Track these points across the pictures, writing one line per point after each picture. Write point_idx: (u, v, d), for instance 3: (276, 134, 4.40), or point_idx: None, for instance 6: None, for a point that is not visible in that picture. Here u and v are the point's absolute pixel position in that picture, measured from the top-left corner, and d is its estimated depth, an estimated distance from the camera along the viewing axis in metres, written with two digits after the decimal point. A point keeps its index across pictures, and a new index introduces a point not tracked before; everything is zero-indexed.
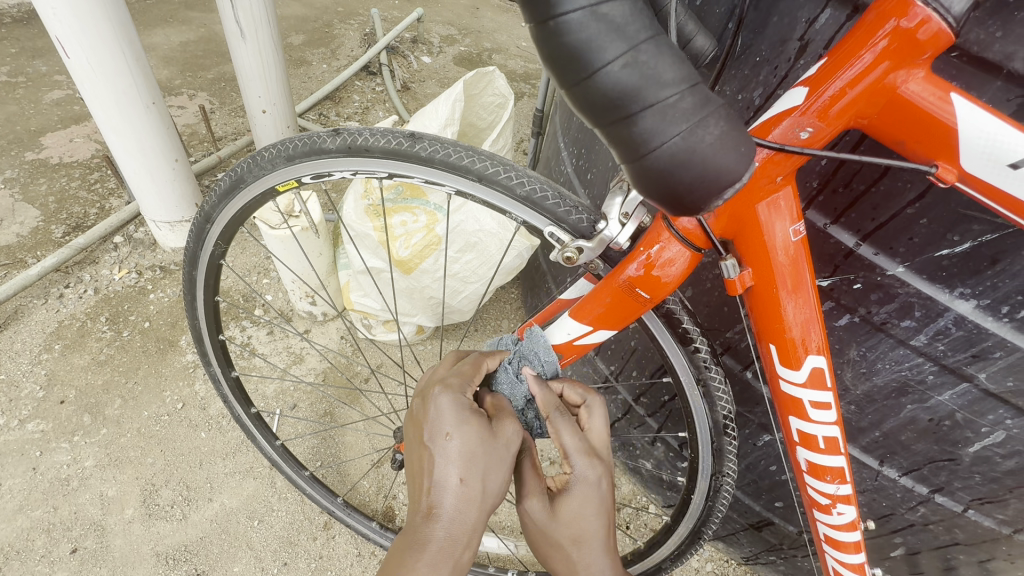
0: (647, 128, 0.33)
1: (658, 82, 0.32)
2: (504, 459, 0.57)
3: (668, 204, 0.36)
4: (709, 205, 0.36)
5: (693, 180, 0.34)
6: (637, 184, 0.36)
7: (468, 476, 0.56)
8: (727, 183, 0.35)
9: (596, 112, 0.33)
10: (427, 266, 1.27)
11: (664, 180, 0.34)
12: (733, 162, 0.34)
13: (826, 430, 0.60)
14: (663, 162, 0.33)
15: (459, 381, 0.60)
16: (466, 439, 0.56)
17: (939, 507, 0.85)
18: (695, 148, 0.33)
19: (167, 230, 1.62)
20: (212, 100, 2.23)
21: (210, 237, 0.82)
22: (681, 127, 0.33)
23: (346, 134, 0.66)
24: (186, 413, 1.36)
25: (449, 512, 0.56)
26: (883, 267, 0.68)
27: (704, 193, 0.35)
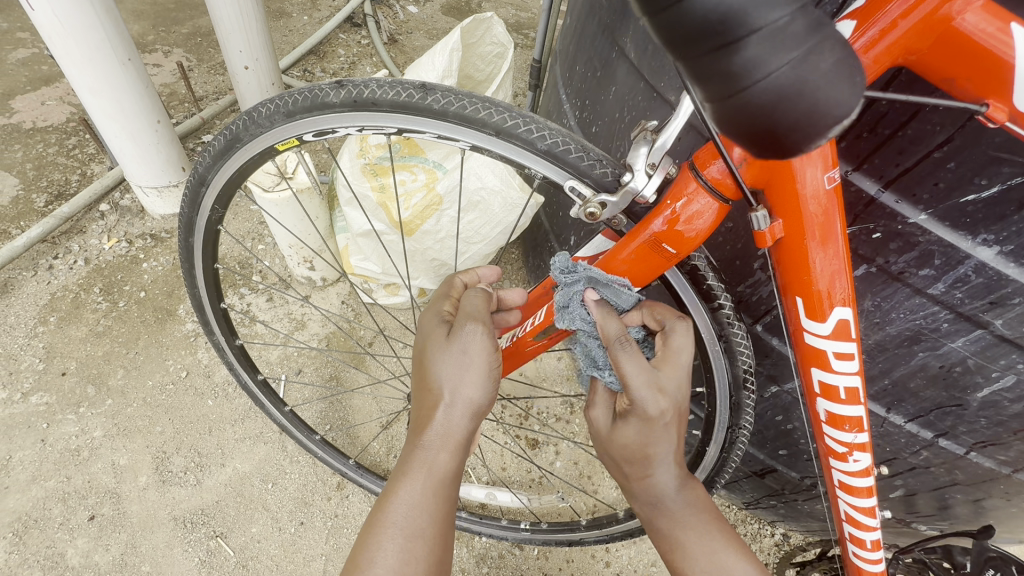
0: (752, 57, 0.29)
1: (766, 3, 0.29)
2: (469, 361, 0.63)
3: (760, 145, 0.33)
4: (806, 146, 0.33)
5: (797, 118, 0.31)
6: (725, 124, 0.33)
7: (443, 377, 0.63)
8: (833, 121, 0.32)
9: (688, 39, 0.30)
10: (429, 227, 1.25)
11: (763, 118, 0.31)
12: (843, 95, 0.31)
13: (847, 380, 0.60)
14: (769, 96, 0.30)
15: (435, 302, 0.69)
16: (439, 346, 0.64)
17: (942, 451, 0.87)
18: (807, 79, 0.30)
19: (155, 196, 1.56)
20: (189, 57, 2.12)
21: (206, 202, 0.79)
22: (791, 55, 0.29)
23: (350, 86, 0.62)
24: (191, 381, 1.36)
25: (433, 425, 0.63)
26: (904, 215, 0.67)
27: (808, 132, 0.32)
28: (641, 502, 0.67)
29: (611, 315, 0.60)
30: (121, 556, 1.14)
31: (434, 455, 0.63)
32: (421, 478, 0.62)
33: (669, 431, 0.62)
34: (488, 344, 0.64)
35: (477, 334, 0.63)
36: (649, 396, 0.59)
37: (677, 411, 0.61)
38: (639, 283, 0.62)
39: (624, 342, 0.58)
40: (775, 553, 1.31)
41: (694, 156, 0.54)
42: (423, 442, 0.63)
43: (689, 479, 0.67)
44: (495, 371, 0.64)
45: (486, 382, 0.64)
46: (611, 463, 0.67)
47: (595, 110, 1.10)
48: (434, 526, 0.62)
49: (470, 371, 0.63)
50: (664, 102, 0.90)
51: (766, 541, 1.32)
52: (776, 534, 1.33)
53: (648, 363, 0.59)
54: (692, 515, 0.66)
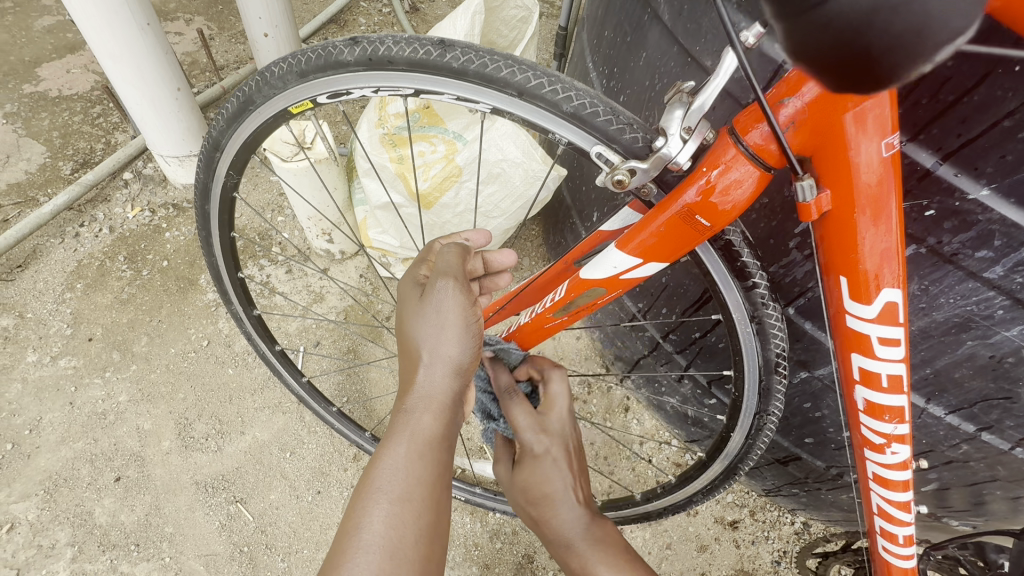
0: None
1: None
2: (443, 317, 0.65)
3: (850, 75, 0.30)
4: (908, 74, 0.30)
5: (900, 34, 0.28)
6: (810, 50, 0.30)
7: (420, 335, 0.65)
8: (945, 40, 0.28)
9: None
10: (448, 200, 1.23)
11: (858, 35, 0.28)
12: (958, 10, 0.28)
13: (891, 367, 0.56)
14: (867, 5, 0.27)
15: (412, 270, 0.71)
16: (416, 308, 0.66)
17: (984, 445, 0.83)
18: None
19: (176, 165, 1.55)
20: (211, 25, 2.09)
21: (220, 167, 0.77)
22: None
23: (365, 43, 0.58)
24: (212, 349, 1.37)
25: (415, 387, 0.64)
26: (963, 190, 0.61)
27: (910, 54, 0.29)
28: (554, 545, 0.70)
29: (501, 369, 0.72)
30: (146, 517, 1.18)
31: (417, 416, 0.63)
32: (404, 441, 0.61)
33: (561, 468, 0.69)
34: (461, 300, 0.65)
35: (449, 291, 0.65)
36: (533, 437, 0.68)
37: (564, 448, 0.70)
38: (672, 257, 0.58)
39: (512, 393, 0.69)
40: (794, 542, 1.28)
41: (734, 120, 0.50)
42: (405, 405, 0.64)
43: (596, 516, 0.70)
44: (470, 325, 0.66)
45: (465, 337, 0.65)
46: (523, 509, 0.72)
47: (623, 77, 1.04)
48: (422, 490, 0.59)
49: (447, 328, 0.64)
50: (700, 68, 0.84)
51: (785, 529, 1.29)
52: (796, 523, 1.30)
53: (533, 410, 0.70)
54: (602, 552, 0.67)
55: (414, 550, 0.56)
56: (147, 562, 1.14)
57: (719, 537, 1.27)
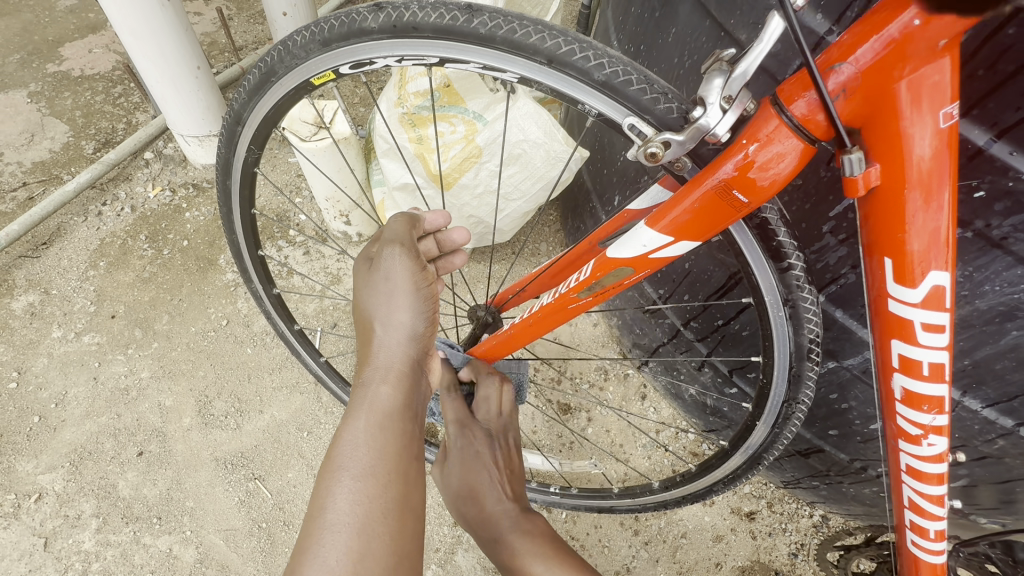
0: None
1: None
2: (391, 282, 0.69)
3: None
4: None
5: None
6: None
7: (373, 304, 0.69)
8: None
9: None
10: (467, 182, 1.21)
11: None
12: None
13: (933, 355, 0.53)
14: None
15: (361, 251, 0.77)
16: (369, 281, 0.70)
17: (1021, 441, 0.79)
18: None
19: (196, 145, 1.56)
20: (230, 5, 2.09)
21: (241, 141, 0.77)
22: None
23: (389, 9, 0.56)
24: (231, 329, 1.38)
25: (372, 358, 0.67)
26: (1019, 169, 0.58)
27: None
28: (487, 540, 0.75)
29: (444, 370, 0.81)
30: (167, 491, 1.20)
31: (375, 387, 0.64)
32: (363, 414, 0.62)
33: (485, 465, 0.77)
34: (408, 265, 0.70)
35: (396, 257, 0.70)
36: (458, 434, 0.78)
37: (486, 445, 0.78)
38: (699, 236, 0.56)
39: (449, 392, 0.79)
40: (812, 535, 1.26)
41: (778, 89, 0.47)
42: (363, 378, 0.65)
43: (521, 507, 0.77)
44: (419, 288, 0.70)
45: (416, 300, 0.69)
46: (456, 509, 0.78)
47: (650, 54, 1.01)
48: (386, 463, 0.59)
49: (398, 293, 0.69)
50: (732, 44, 0.81)
51: (803, 522, 1.27)
52: (815, 516, 1.27)
53: (465, 409, 0.79)
54: (530, 542, 0.72)
55: (384, 521, 0.56)
56: (168, 535, 1.16)
57: (735, 528, 1.26)
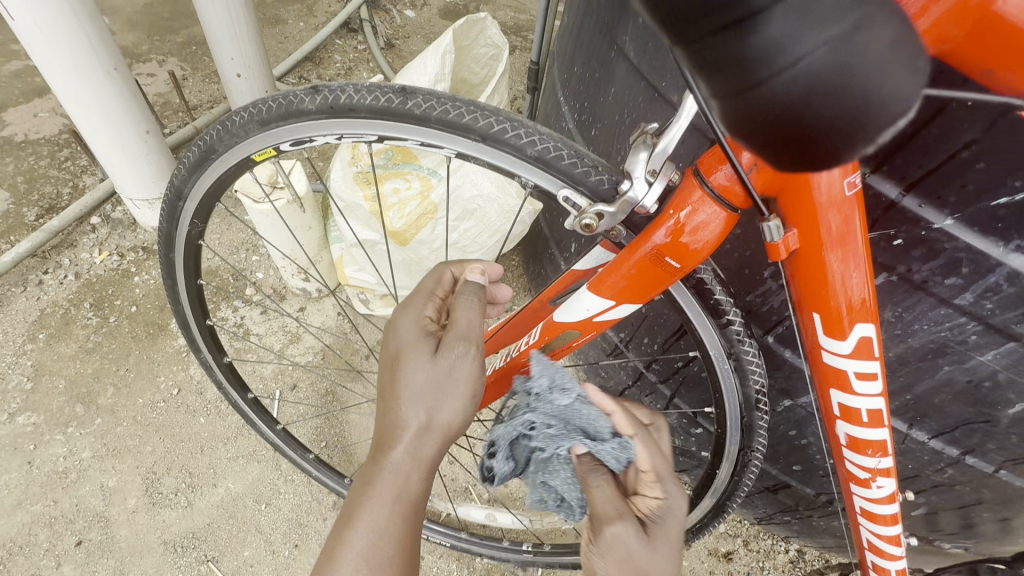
0: (778, 39, 0.26)
1: None
2: (451, 378, 0.60)
3: (788, 150, 0.30)
4: (848, 154, 0.30)
5: (838, 115, 0.28)
6: (740, 124, 0.30)
7: (421, 397, 0.60)
8: (887, 120, 0.29)
9: (693, 19, 0.27)
10: (424, 237, 1.22)
11: (793, 117, 0.28)
12: (899, 84, 0.28)
13: (870, 402, 0.55)
14: (802, 88, 0.27)
15: (418, 300, 0.65)
16: (418, 357, 0.61)
17: (969, 469, 0.82)
18: (847, 64, 0.27)
19: (145, 208, 1.52)
20: (184, 66, 2.09)
21: (184, 216, 0.75)
22: (825, 36, 0.26)
23: (326, 91, 0.57)
24: (183, 398, 1.32)
25: (400, 447, 0.60)
26: (928, 220, 0.62)
27: (848, 135, 0.29)
28: None
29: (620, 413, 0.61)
30: None
31: (403, 478, 0.60)
32: (387, 501, 0.60)
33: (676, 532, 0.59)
34: (475, 366, 0.61)
35: (467, 356, 0.60)
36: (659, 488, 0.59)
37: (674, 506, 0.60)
38: (646, 297, 0.57)
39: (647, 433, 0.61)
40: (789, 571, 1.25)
41: (698, 161, 0.50)
42: (388, 464, 0.60)
43: None
44: (474, 393, 0.61)
45: (468, 405, 0.61)
46: None
47: (593, 111, 1.06)
48: (399, 553, 0.59)
49: (452, 395, 0.60)
50: (666, 103, 0.85)
51: (779, 557, 1.26)
52: (791, 551, 1.27)
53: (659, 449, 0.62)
54: None
55: None
56: None
57: (714, 570, 1.24)
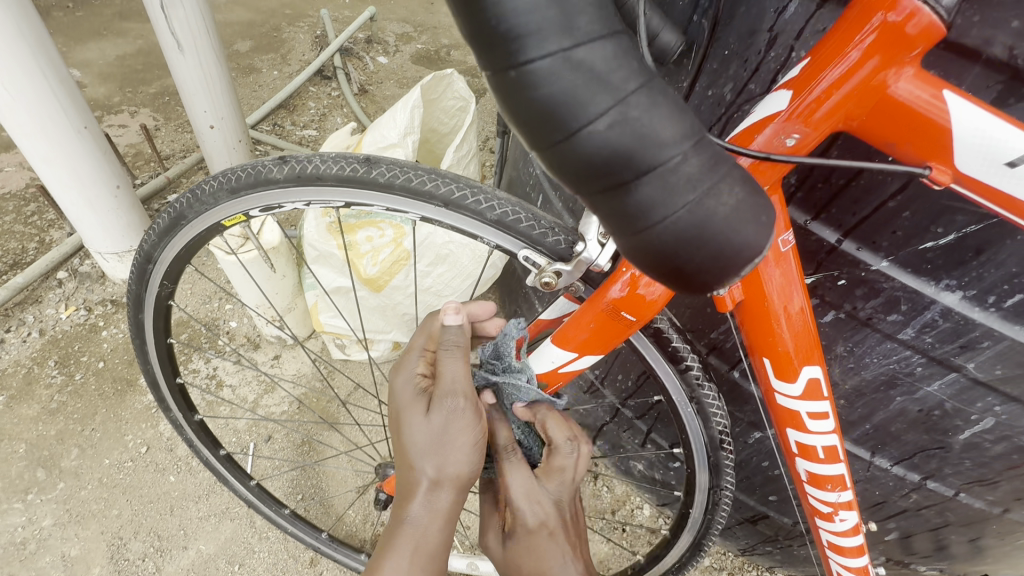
0: (646, 201, 0.30)
1: (656, 143, 0.29)
2: (450, 431, 0.59)
3: (670, 282, 0.34)
4: (719, 286, 0.34)
5: (702, 261, 0.32)
6: (630, 259, 0.33)
7: (424, 451, 0.60)
8: (746, 263, 0.32)
9: (577, 177, 0.30)
10: (398, 283, 1.24)
11: (668, 259, 0.32)
12: (754, 236, 0.32)
13: (825, 439, 0.58)
14: (670, 239, 0.31)
15: (409, 355, 0.64)
16: (413, 418, 0.60)
17: (931, 493, 0.85)
18: (705, 225, 0.30)
19: (115, 261, 1.50)
20: (157, 116, 2.11)
21: (153, 279, 0.75)
22: (687, 198, 0.30)
23: (293, 162, 0.59)
24: (152, 456, 1.27)
25: (416, 497, 0.61)
26: (867, 262, 0.66)
27: (716, 275, 0.32)
28: None
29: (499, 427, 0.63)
30: None
31: (421, 530, 0.60)
32: (407, 555, 0.59)
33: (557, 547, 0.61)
34: (471, 417, 0.59)
35: (459, 408, 0.59)
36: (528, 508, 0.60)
37: (556, 522, 0.62)
38: (621, 337, 0.59)
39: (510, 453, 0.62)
40: None
41: None
42: (408, 516, 0.60)
43: None
44: (478, 442, 0.60)
45: (473, 454, 0.60)
46: None
47: None
48: None
49: (453, 447, 0.59)
50: None
51: None
52: None
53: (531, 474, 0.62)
54: None
55: None
56: None
57: None
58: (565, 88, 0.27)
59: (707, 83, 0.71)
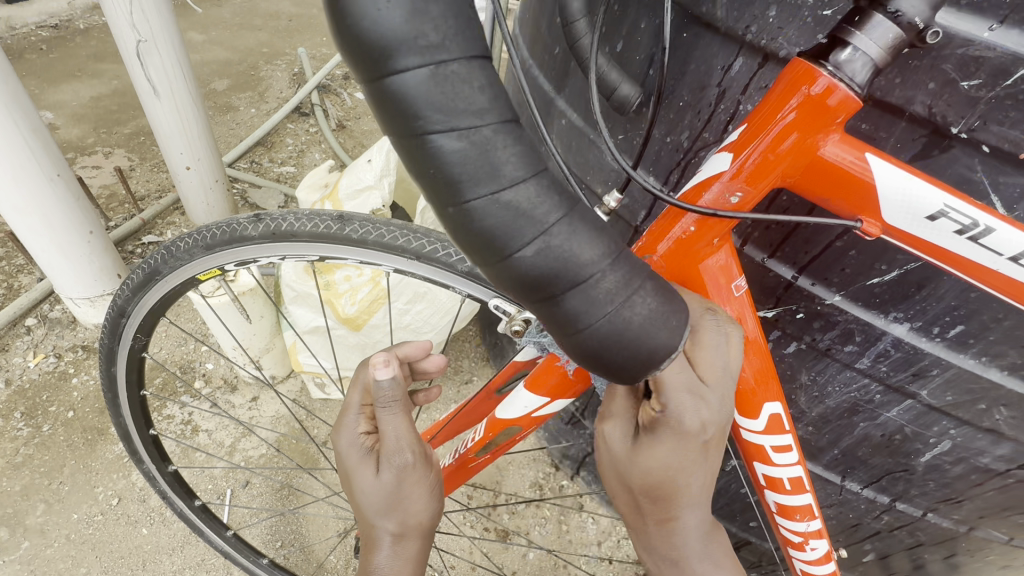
0: (572, 310, 0.36)
1: (577, 264, 0.36)
2: (405, 482, 0.61)
3: (602, 371, 0.40)
4: (643, 376, 0.40)
5: (624, 357, 0.38)
6: (569, 352, 0.40)
7: (382, 506, 0.61)
8: (663, 357, 0.39)
9: (517, 289, 0.37)
10: (377, 321, 1.24)
11: (596, 355, 0.38)
12: (666, 337, 0.39)
13: (790, 471, 0.60)
14: (595, 341, 0.37)
15: (347, 415, 0.64)
16: (364, 477, 0.61)
17: (902, 514, 0.87)
18: (623, 329, 0.37)
19: (87, 306, 1.48)
20: (131, 156, 2.10)
21: (126, 332, 0.75)
22: (606, 308, 0.37)
23: (268, 219, 0.61)
24: (124, 508, 1.24)
25: (379, 553, 0.61)
26: (821, 296, 0.70)
27: (638, 367, 0.39)
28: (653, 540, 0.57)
29: None
30: None
31: None
32: None
33: (704, 459, 0.51)
34: (422, 465, 0.62)
35: (409, 460, 0.61)
36: (688, 406, 0.48)
37: (715, 433, 0.50)
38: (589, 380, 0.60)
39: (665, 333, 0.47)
40: None
41: None
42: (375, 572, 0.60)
43: (714, 527, 0.56)
44: (431, 485, 0.63)
45: (431, 497, 0.63)
46: (625, 496, 0.55)
47: None
48: None
49: (411, 496, 0.61)
50: (592, 193, 0.94)
51: None
52: None
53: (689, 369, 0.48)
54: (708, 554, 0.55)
55: None
56: None
57: None
58: (498, 223, 0.34)
59: (665, 130, 0.75)
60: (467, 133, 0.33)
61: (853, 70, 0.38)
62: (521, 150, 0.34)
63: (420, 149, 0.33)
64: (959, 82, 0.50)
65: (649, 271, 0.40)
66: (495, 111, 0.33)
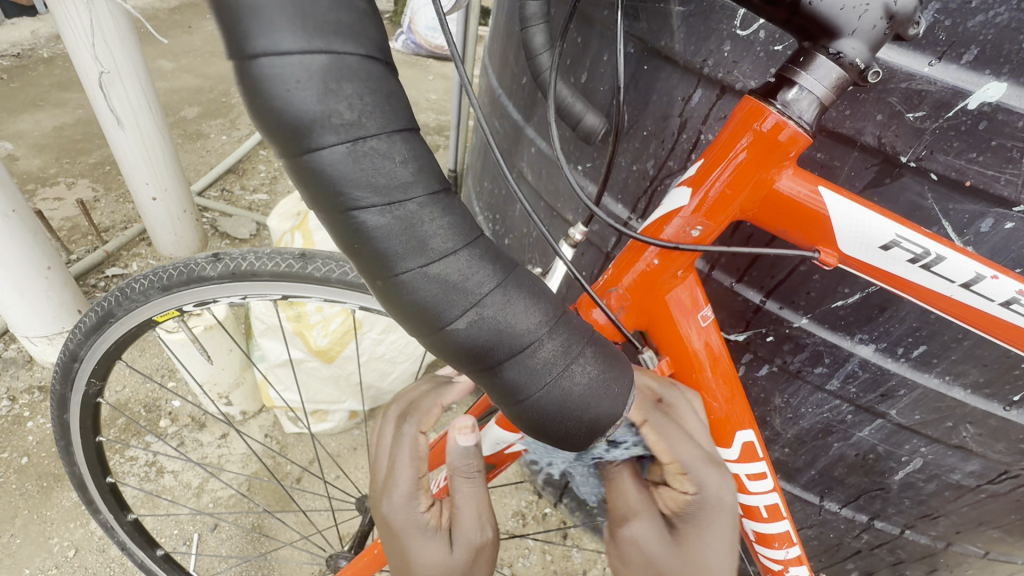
0: (510, 381, 0.37)
1: (513, 333, 0.36)
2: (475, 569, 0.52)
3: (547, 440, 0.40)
4: (589, 443, 0.40)
5: (565, 426, 0.38)
6: (514, 421, 0.40)
7: None
8: (606, 425, 0.39)
9: (455, 359, 0.37)
10: (350, 352, 1.21)
11: (538, 424, 0.38)
12: (608, 405, 0.38)
13: (766, 499, 0.60)
14: (535, 412, 0.37)
15: (406, 482, 0.51)
16: (426, 559, 0.50)
17: (880, 532, 0.87)
18: (563, 400, 0.37)
19: (44, 344, 1.41)
20: (96, 186, 2.05)
21: (80, 376, 0.72)
22: (544, 379, 0.36)
23: (228, 259, 0.60)
24: (80, 560, 1.16)
25: None
26: (789, 319, 0.70)
27: (582, 435, 0.39)
28: None
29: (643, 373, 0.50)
30: None
31: None
32: None
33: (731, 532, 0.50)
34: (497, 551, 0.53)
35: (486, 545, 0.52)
36: (712, 475, 0.48)
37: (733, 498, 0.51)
38: None
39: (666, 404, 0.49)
40: None
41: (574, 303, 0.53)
42: None
43: None
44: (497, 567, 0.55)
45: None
46: None
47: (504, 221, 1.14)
48: None
49: None
50: (563, 220, 0.94)
51: None
52: None
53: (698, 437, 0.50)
54: None
55: None
56: None
57: None
58: (431, 297, 0.34)
59: (631, 159, 0.75)
60: (391, 208, 0.33)
61: (800, 108, 0.40)
62: (449, 222, 0.34)
63: (345, 225, 0.33)
64: (905, 113, 0.52)
65: (591, 337, 0.40)
66: (419, 185, 0.33)
